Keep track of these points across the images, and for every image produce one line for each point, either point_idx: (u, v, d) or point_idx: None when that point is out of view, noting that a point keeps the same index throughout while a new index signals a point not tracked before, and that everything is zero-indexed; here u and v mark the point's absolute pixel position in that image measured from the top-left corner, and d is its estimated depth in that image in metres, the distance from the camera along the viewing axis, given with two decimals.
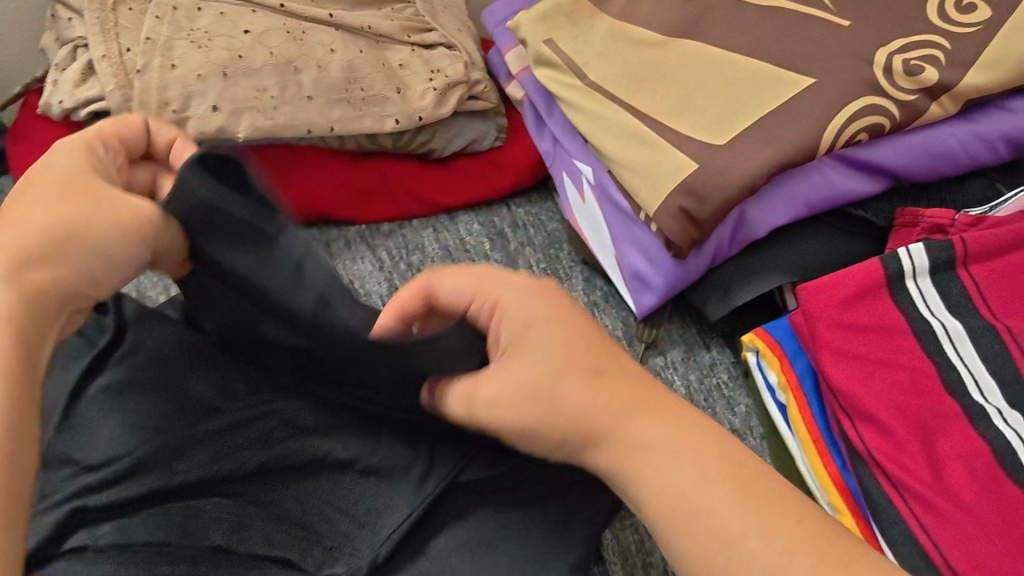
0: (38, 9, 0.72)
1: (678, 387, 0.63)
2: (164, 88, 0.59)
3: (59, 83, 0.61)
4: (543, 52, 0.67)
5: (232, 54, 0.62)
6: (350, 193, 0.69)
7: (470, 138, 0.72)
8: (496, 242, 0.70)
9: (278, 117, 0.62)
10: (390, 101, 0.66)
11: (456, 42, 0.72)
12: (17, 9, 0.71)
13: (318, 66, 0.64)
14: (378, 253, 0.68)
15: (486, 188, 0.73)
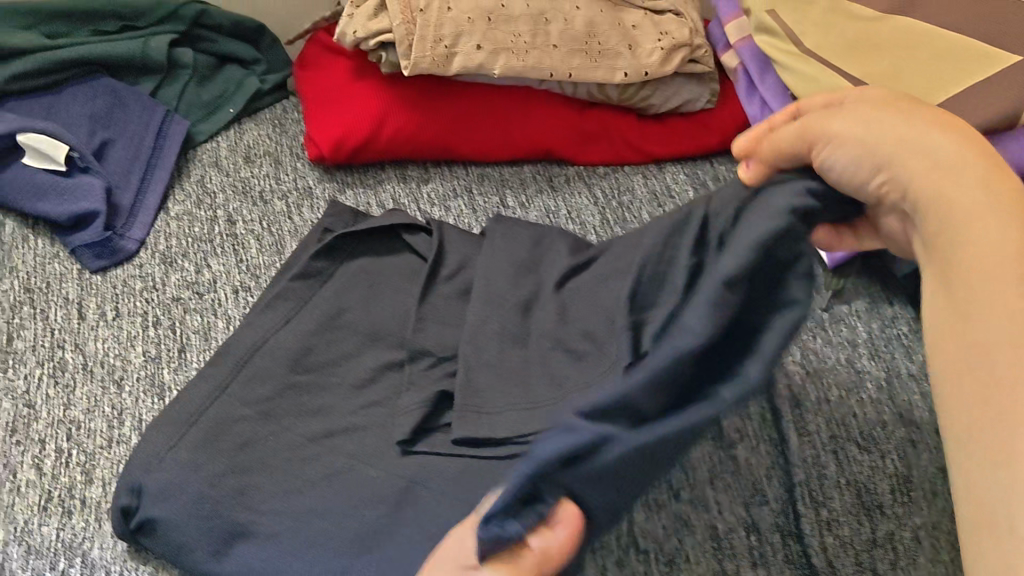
0: None
1: (859, 332, 0.70)
2: (440, 26, 0.71)
3: (353, 16, 0.73)
4: (765, 20, 0.74)
5: (496, 2, 0.73)
6: (577, 136, 0.79)
7: (685, 98, 0.80)
8: (700, 190, 0.78)
9: (528, 59, 0.72)
10: (621, 56, 0.75)
11: (683, 11, 0.79)
12: None
13: (565, 19, 0.74)
14: (594, 190, 0.78)
15: (692, 143, 0.80)
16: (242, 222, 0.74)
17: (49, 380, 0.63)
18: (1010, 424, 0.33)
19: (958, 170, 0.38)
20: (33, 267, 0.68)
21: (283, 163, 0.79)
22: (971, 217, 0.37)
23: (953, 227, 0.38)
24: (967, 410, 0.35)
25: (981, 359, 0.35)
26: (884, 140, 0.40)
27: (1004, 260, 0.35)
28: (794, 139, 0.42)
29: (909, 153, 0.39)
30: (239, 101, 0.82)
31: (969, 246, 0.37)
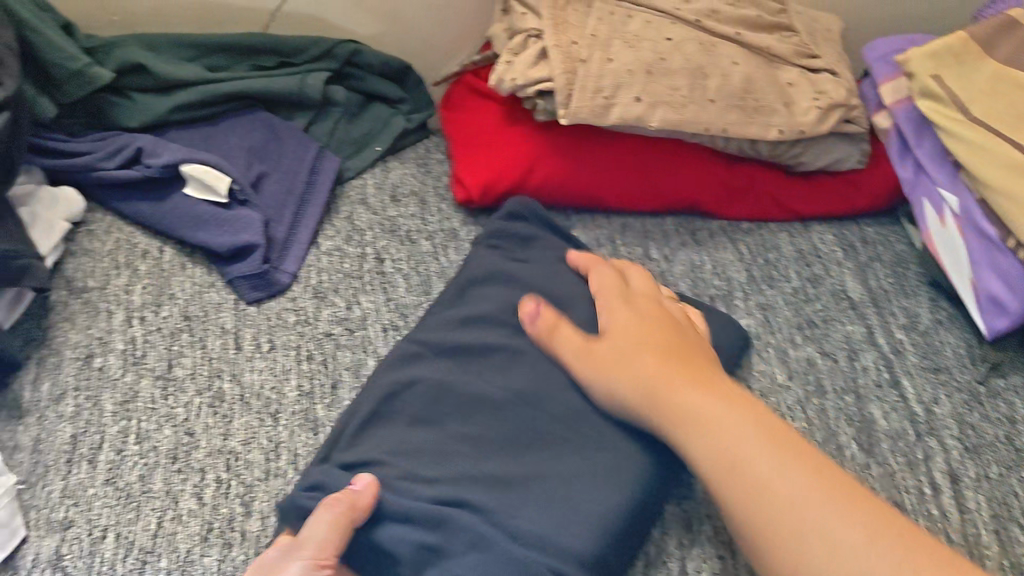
0: (465, 14, 0.88)
1: (1018, 408, 0.67)
2: (601, 77, 0.71)
3: (511, 64, 0.73)
4: (929, 86, 0.73)
5: (656, 55, 0.73)
6: (723, 191, 0.79)
7: (835, 157, 0.78)
8: (848, 253, 0.78)
9: (685, 113, 0.72)
10: (777, 114, 0.75)
11: (839, 71, 0.78)
12: (450, 17, 0.88)
13: (723, 75, 0.74)
14: (739, 246, 0.77)
15: (841, 204, 0.80)
16: (390, 260, 0.74)
17: (208, 409, 0.63)
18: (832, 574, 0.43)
19: (720, 396, 0.52)
20: (191, 295, 0.70)
21: (429, 205, 0.79)
22: (712, 408, 0.51)
23: (709, 420, 0.51)
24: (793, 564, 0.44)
25: (753, 491, 0.47)
26: (648, 368, 0.55)
27: (768, 457, 0.48)
28: (571, 348, 0.59)
29: (654, 383, 0.54)
30: (386, 140, 0.83)
31: (748, 467, 0.48)
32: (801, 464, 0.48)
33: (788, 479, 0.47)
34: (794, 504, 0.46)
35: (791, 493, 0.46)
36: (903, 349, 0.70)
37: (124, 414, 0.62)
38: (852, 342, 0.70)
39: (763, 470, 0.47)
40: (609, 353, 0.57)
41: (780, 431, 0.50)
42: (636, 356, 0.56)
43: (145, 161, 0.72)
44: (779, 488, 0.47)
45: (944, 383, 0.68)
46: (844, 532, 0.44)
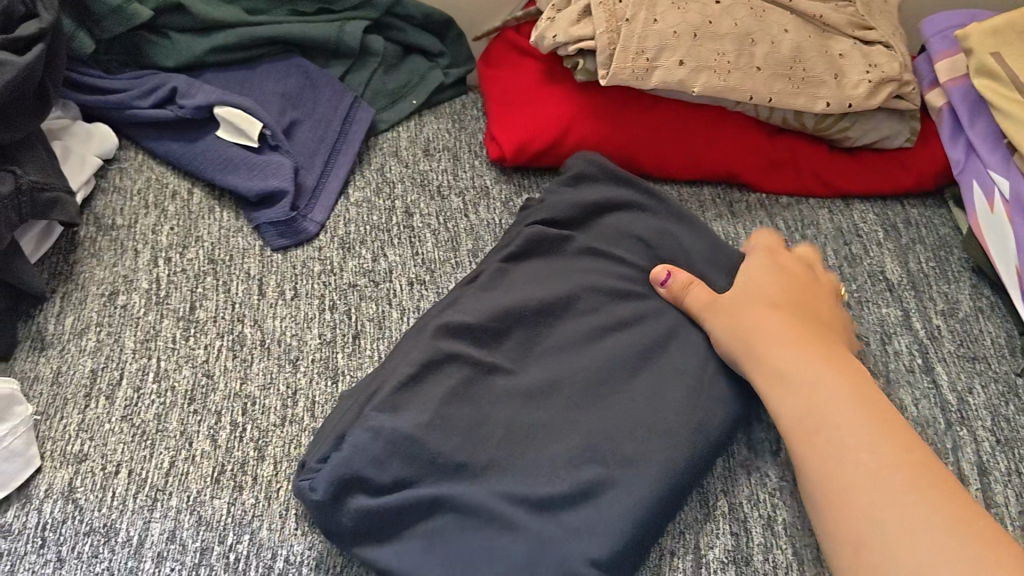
0: None
1: None
2: (644, 38, 0.69)
3: (554, 21, 0.71)
4: (987, 64, 0.70)
5: (703, 19, 0.71)
6: (763, 161, 0.76)
7: (883, 134, 0.76)
8: (889, 233, 0.75)
9: (729, 80, 0.70)
10: (825, 85, 0.72)
11: (893, 44, 0.75)
12: None
13: (772, 42, 0.72)
14: (776, 220, 0.75)
15: (885, 183, 0.77)
16: (419, 215, 0.73)
17: (228, 353, 0.63)
18: (878, 546, 0.43)
19: (828, 363, 0.53)
20: (217, 239, 0.69)
21: (462, 161, 0.78)
22: (811, 376, 0.51)
23: (808, 386, 0.51)
24: (841, 527, 0.45)
25: (827, 455, 0.48)
26: (759, 322, 0.56)
27: (860, 429, 0.48)
28: (701, 303, 0.59)
29: (759, 328, 0.55)
30: (422, 93, 0.82)
31: (836, 423, 0.48)
32: (897, 455, 0.46)
33: (873, 455, 0.46)
34: (865, 487, 0.45)
35: (867, 486, 0.45)
36: (939, 336, 0.68)
37: (145, 353, 0.62)
38: (885, 326, 0.68)
39: (848, 456, 0.47)
40: (732, 307, 0.58)
41: (885, 422, 0.48)
42: (769, 338, 0.55)
43: (179, 101, 0.72)
44: (856, 469, 0.46)
45: (979, 373, 0.65)
46: (913, 520, 0.43)
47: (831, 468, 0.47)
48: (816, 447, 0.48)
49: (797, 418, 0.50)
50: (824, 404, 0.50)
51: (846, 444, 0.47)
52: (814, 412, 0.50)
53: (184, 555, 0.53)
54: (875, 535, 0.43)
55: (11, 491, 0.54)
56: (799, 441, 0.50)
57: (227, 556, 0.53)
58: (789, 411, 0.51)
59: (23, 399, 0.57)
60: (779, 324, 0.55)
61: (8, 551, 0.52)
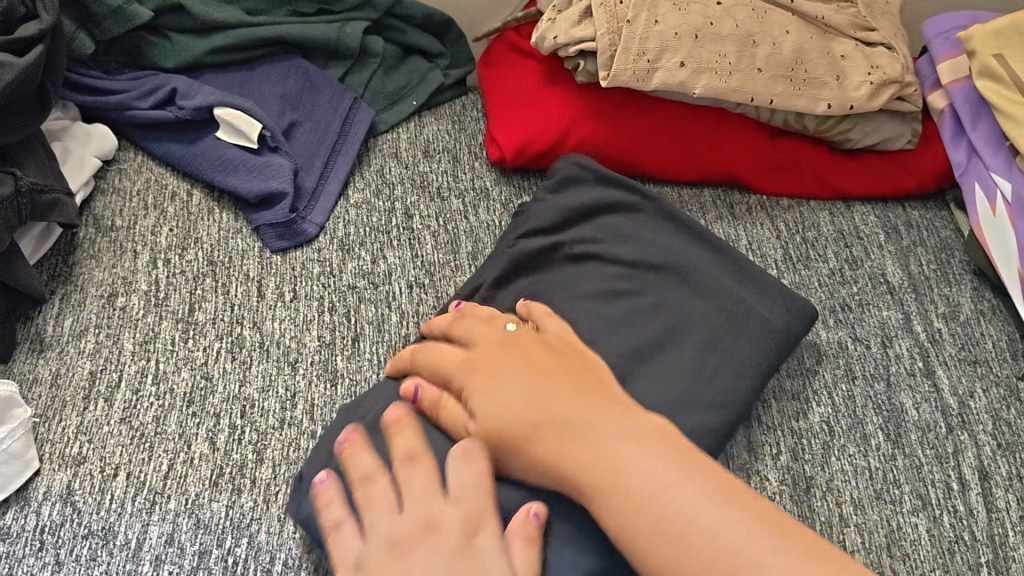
0: None
1: None
2: (645, 39, 0.69)
3: (555, 21, 0.71)
4: (990, 65, 0.70)
5: (705, 20, 0.71)
6: (763, 163, 0.76)
7: (885, 136, 0.76)
8: (890, 236, 0.75)
9: (730, 81, 0.70)
10: (827, 87, 0.72)
11: (896, 45, 0.75)
12: None
13: (774, 43, 0.72)
14: (777, 222, 0.75)
15: (886, 185, 0.77)
16: (419, 216, 0.73)
17: (226, 355, 0.62)
18: (682, 556, 0.40)
19: (605, 397, 0.48)
20: (217, 241, 0.69)
21: (462, 162, 0.78)
22: (586, 413, 0.46)
23: (584, 437, 0.45)
24: (647, 552, 0.41)
25: (626, 502, 0.43)
26: (523, 411, 0.47)
27: (660, 455, 0.44)
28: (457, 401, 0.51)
29: (535, 436, 0.47)
30: (422, 94, 0.82)
31: (607, 455, 0.44)
32: (712, 494, 0.42)
33: (668, 477, 0.43)
34: (665, 515, 0.42)
35: (666, 513, 0.41)
36: (940, 339, 0.67)
37: (143, 355, 0.62)
38: (886, 329, 0.68)
39: (629, 482, 0.43)
40: (489, 377, 0.50)
41: (681, 449, 0.44)
42: (519, 424, 0.47)
43: (179, 102, 0.72)
44: (661, 501, 0.42)
45: (981, 377, 0.65)
46: (719, 516, 0.41)
47: (631, 510, 0.42)
48: (616, 499, 0.43)
49: (561, 470, 0.45)
50: (591, 456, 0.45)
51: (632, 480, 0.43)
52: (601, 464, 0.44)
53: (181, 558, 0.52)
54: (674, 545, 0.41)
55: (9, 494, 0.54)
56: (597, 495, 0.44)
57: (225, 560, 0.53)
58: (569, 469, 0.45)
59: (22, 402, 0.57)
60: (545, 409, 0.47)
61: (5, 554, 0.52)
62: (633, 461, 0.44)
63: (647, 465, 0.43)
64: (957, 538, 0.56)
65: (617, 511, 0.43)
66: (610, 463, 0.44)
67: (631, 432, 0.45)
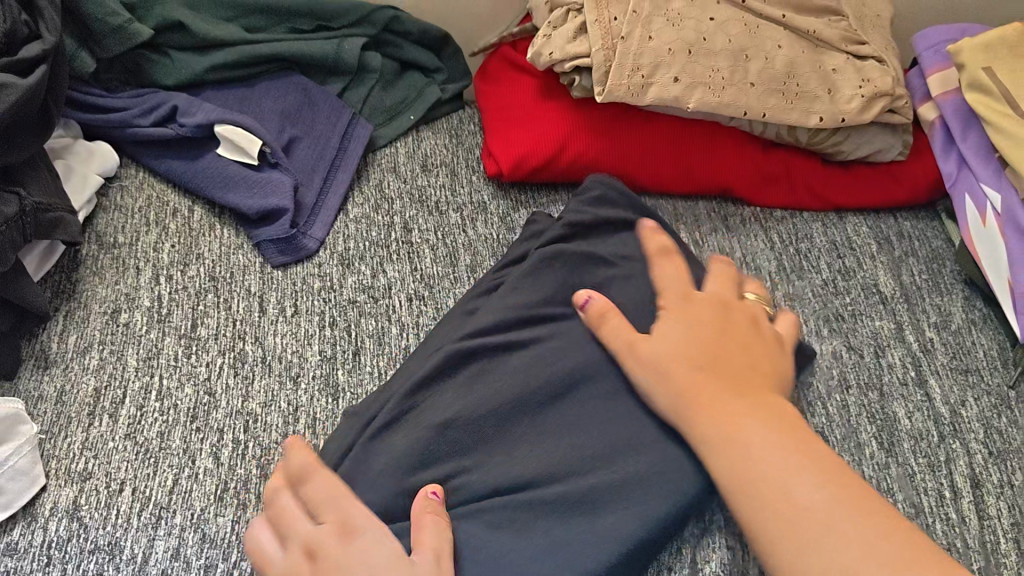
0: None
1: None
2: (640, 55, 0.70)
3: (551, 37, 0.72)
4: (979, 79, 0.71)
5: (698, 35, 0.72)
6: (757, 175, 0.77)
7: (876, 147, 0.77)
8: (882, 246, 0.76)
9: (724, 96, 0.71)
10: (818, 100, 0.73)
11: (886, 59, 0.76)
12: None
13: (766, 58, 0.73)
14: (771, 234, 0.76)
15: (877, 196, 0.78)
16: (418, 230, 0.74)
17: (229, 371, 0.63)
18: (800, 539, 0.44)
19: (759, 401, 0.51)
20: (218, 257, 0.70)
21: (459, 176, 0.79)
22: (736, 408, 0.50)
23: (733, 423, 0.49)
24: (766, 531, 0.45)
25: (764, 487, 0.46)
26: (687, 377, 0.53)
27: (795, 450, 0.47)
28: (621, 342, 0.56)
29: (692, 407, 0.51)
30: (419, 109, 0.83)
31: (747, 445, 0.48)
32: (835, 490, 0.45)
33: (797, 475, 0.46)
34: (795, 511, 0.45)
35: (797, 498, 0.45)
36: (932, 348, 0.68)
37: (147, 371, 0.63)
38: (878, 339, 0.69)
39: (768, 467, 0.47)
40: (662, 335, 0.56)
41: (813, 451, 0.48)
42: (692, 393, 0.52)
43: (180, 120, 0.73)
44: (789, 489, 0.45)
45: (972, 386, 0.66)
46: (840, 513, 0.44)
47: (764, 488, 0.46)
48: (752, 478, 0.47)
49: (711, 444, 0.49)
50: (743, 435, 0.49)
51: (772, 469, 0.47)
52: (740, 448, 0.48)
53: (187, 573, 0.53)
54: (801, 532, 0.44)
55: (17, 510, 0.55)
56: (735, 471, 0.48)
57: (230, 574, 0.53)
58: (722, 442, 0.49)
59: (28, 419, 0.58)
60: (703, 390, 0.52)
61: (14, 569, 0.52)
62: (767, 452, 0.47)
63: (779, 457, 0.47)
64: (950, 546, 0.57)
65: (750, 491, 0.46)
66: (758, 448, 0.48)
67: (769, 427, 0.49)
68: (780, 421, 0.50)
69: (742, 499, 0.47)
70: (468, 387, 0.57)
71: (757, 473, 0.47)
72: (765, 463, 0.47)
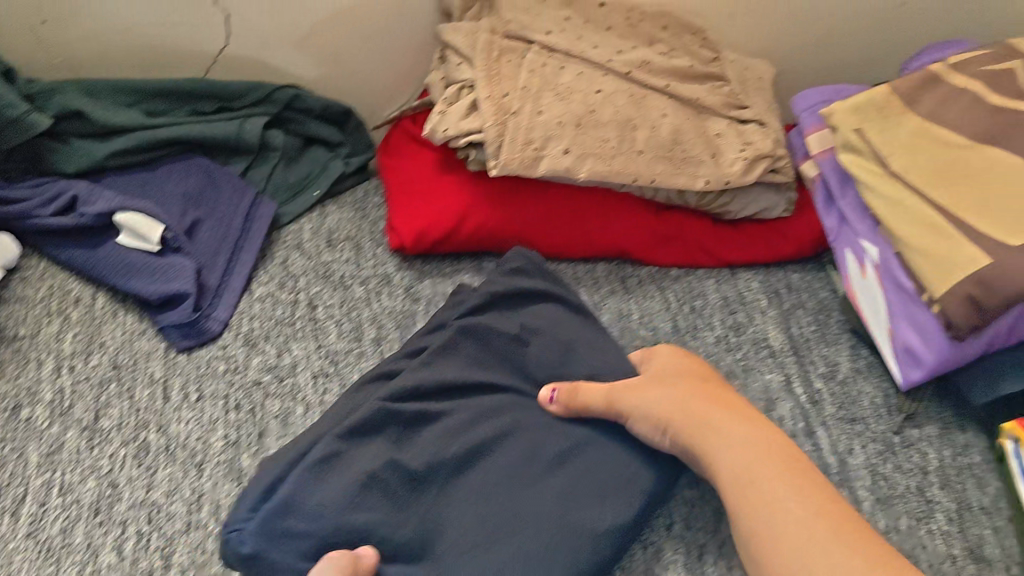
0: (409, 64, 0.90)
1: (930, 459, 0.69)
2: (531, 129, 0.72)
3: (445, 114, 0.74)
4: (851, 140, 0.75)
5: (586, 108, 0.75)
6: (652, 237, 0.80)
7: (762, 206, 0.81)
8: (772, 300, 0.79)
9: (614, 164, 0.74)
10: (704, 164, 0.76)
11: (766, 121, 0.80)
12: (393, 68, 0.90)
13: (652, 127, 0.76)
14: (666, 294, 0.79)
15: (766, 252, 0.82)
16: (322, 306, 0.75)
17: (133, 461, 0.64)
18: (794, 555, 0.47)
19: (760, 435, 0.55)
20: (121, 344, 0.71)
21: (363, 249, 0.80)
22: (743, 443, 0.54)
23: (736, 455, 0.53)
24: (765, 549, 0.49)
25: (761, 508, 0.50)
26: (684, 416, 0.57)
27: (794, 479, 0.51)
28: (604, 398, 0.61)
29: (696, 436, 0.56)
30: (324, 184, 0.84)
31: (752, 475, 0.52)
32: (833, 522, 0.48)
33: (797, 502, 0.50)
34: (792, 531, 0.48)
35: (791, 522, 0.49)
36: (821, 400, 0.72)
37: (48, 466, 0.63)
38: (770, 392, 0.72)
39: (769, 494, 0.50)
40: (648, 388, 0.60)
41: (812, 482, 0.51)
42: (700, 427, 0.56)
43: (79, 208, 0.73)
44: (787, 515, 0.49)
45: (859, 434, 0.70)
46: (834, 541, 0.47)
47: (766, 510, 0.50)
48: (755, 501, 0.51)
49: (721, 468, 0.54)
50: (743, 462, 0.53)
51: (772, 498, 0.50)
52: (742, 478, 0.52)
53: None
54: (795, 550, 0.47)
55: None
56: (739, 496, 0.52)
57: None
58: (728, 469, 0.53)
59: None
60: (709, 422, 0.56)
61: None
62: (771, 483, 0.51)
63: (781, 486, 0.51)
64: None
65: (751, 512, 0.50)
66: (762, 474, 0.52)
67: (765, 455, 0.53)
68: (781, 452, 0.53)
69: (749, 519, 0.51)
70: (389, 451, 0.58)
71: (757, 495, 0.51)
72: (770, 490, 0.51)
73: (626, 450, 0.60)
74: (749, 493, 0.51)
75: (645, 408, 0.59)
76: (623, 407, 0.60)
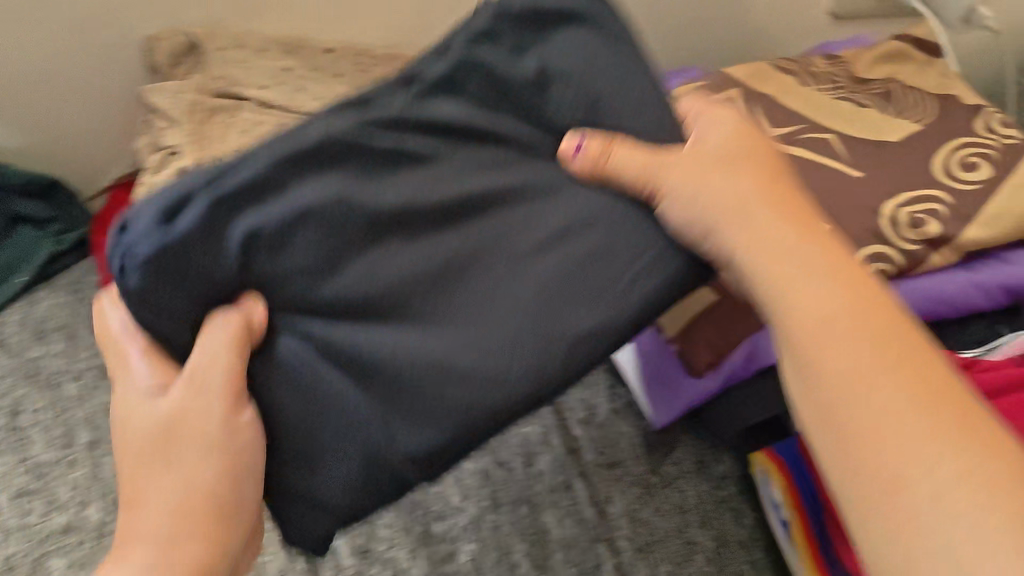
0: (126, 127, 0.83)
1: (688, 496, 0.68)
2: None
3: (150, 187, 0.68)
4: None
5: None
6: None
7: None
8: None
9: None
10: None
11: None
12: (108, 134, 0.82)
13: None
14: None
15: None
16: (28, 411, 0.67)
17: None
18: (912, 533, 0.33)
19: (827, 277, 0.41)
20: None
21: (80, 339, 0.73)
22: (797, 269, 0.41)
23: (793, 291, 0.41)
24: (849, 471, 0.36)
25: (840, 405, 0.37)
26: (769, 227, 0.43)
27: (900, 371, 0.37)
28: (639, 164, 0.46)
29: (806, 258, 0.42)
30: (32, 268, 0.76)
31: (823, 350, 0.38)
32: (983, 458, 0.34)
33: (914, 425, 0.35)
34: (900, 446, 0.35)
35: (904, 463, 0.34)
36: (579, 448, 0.69)
37: None
38: (525, 447, 0.69)
39: (869, 398, 0.36)
40: (697, 157, 0.46)
41: (919, 361, 0.37)
42: (782, 253, 0.42)
43: None
44: (915, 464, 0.34)
45: (619, 480, 0.68)
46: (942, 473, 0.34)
47: (870, 420, 0.36)
48: (885, 384, 0.36)
49: (800, 268, 0.41)
50: (858, 316, 0.39)
51: (870, 397, 0.36)
52: (838, 324, 0.39)
53: None
54: (925, 487, 0.34)
55: None
56: (870, 367, 0.37)
57: None
58: (809, 291, 0.40)
59: None
60: (772, 203, 0.44)
61: None
62: (869, 388, 0.37)
63: (890, 395, 0.36)
64: None
65: (830, 419, 0.37)
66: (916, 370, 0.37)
67: (834, 298, 0.40)
68: (857, 293, 0.40)
69: (851, 436, 0.36)
70: (351, 180, 0.45)
71: (869, 381, 0.37)
72: (849, 367, 0.37)
73: (629, 216, 0.47)
74: (925, 383, 0.36)
75: (699, 184, 0.45)
76: (667, 185, 0.46)
